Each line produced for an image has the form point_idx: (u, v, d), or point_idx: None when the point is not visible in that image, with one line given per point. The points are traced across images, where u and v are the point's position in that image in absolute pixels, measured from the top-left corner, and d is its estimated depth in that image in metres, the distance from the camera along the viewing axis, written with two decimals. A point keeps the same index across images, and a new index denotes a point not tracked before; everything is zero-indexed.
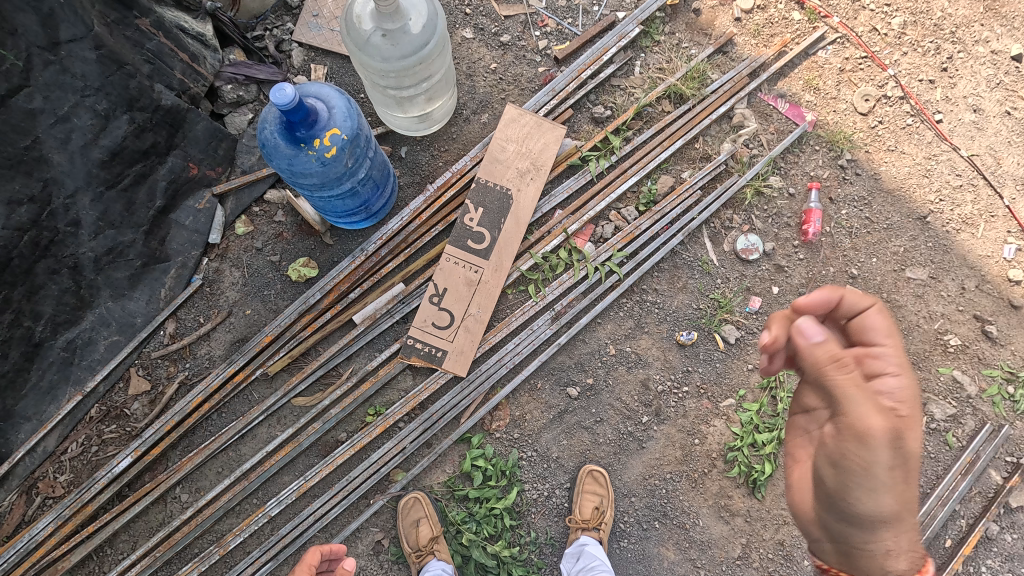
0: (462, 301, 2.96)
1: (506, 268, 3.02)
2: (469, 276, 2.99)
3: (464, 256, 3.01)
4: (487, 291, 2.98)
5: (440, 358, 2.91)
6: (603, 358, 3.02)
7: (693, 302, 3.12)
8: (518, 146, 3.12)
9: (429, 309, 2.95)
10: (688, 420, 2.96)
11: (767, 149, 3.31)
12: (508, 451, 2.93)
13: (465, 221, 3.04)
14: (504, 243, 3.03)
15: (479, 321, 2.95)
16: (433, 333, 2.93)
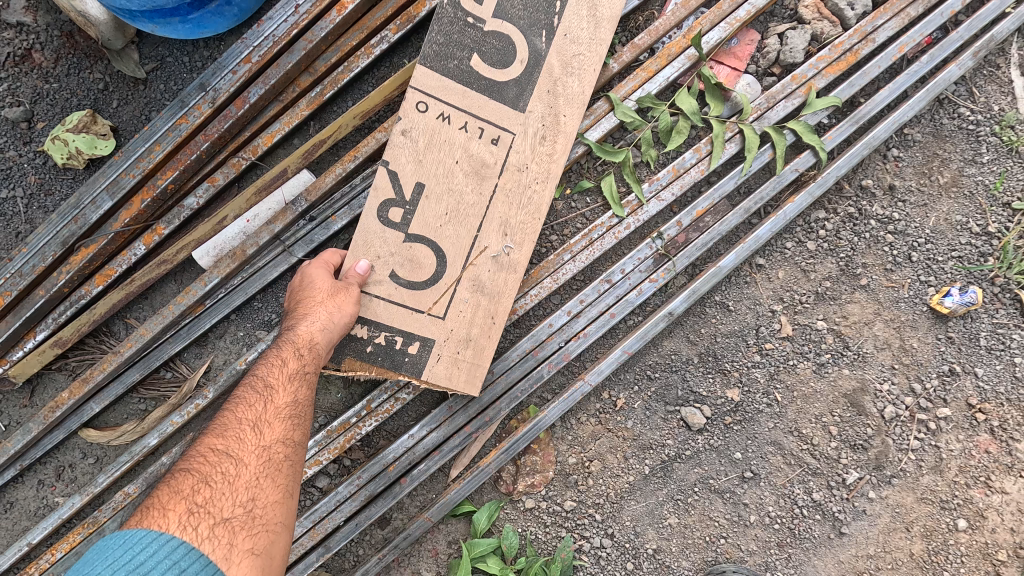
0: (461, 221, 1.15)
1: (567, 134, 1.19)
2: (478, 155, 1.15)
3: (464, 102, 1.15)
4: (527, 190, 1.16)
5: (414, 360, 1.17)
6: (762, 345, 1.36)
7: (973, 220, 1.37)
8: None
9: (380, 241, 1.15)
10: (944, 479, 1.36)
11: None
12: (553, 542, 1.37)
13: (464, 1, 1.14)
14: (562, 70, 1.17)
15: (508, 268, 1.17)
16: (393, 301, 1.15)
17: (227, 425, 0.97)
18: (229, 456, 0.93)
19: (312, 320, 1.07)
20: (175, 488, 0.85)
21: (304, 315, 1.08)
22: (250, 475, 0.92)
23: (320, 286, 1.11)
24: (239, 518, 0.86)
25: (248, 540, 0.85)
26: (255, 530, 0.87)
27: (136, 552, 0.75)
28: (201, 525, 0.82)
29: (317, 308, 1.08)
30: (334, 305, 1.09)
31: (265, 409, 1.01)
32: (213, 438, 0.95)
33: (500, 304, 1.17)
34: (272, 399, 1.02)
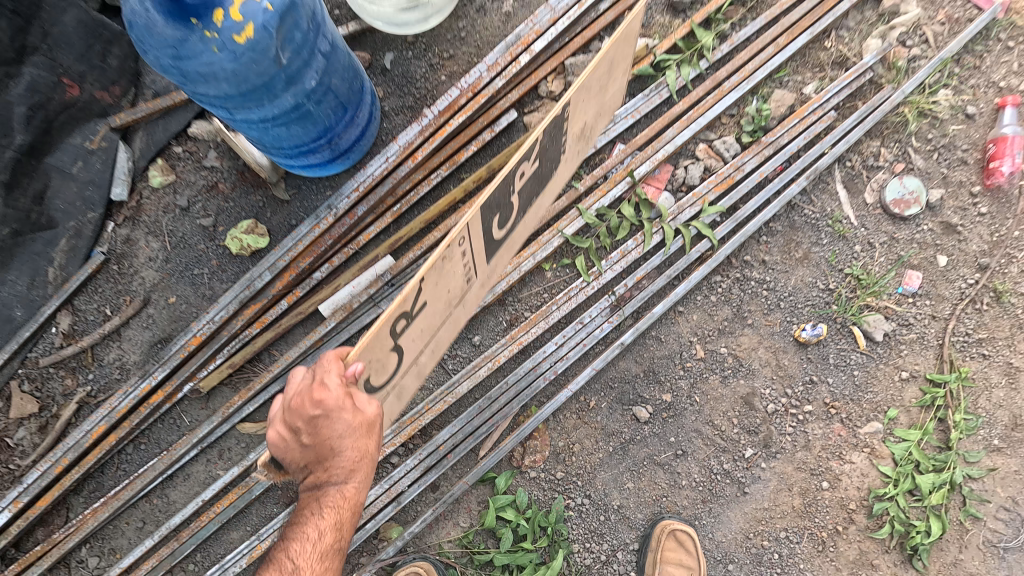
0: (424, 334, 1.44)
1: (487, 278, 1.68)
2: (455, 288, 1.48)
3: (476, 243, 1.42)
4: (457, 317, 1.60)
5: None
6: (685, 364, 2.06)
7: (819, 281, 2.11)
8: (612, 62, 1.48)
9: (382, 346, 1.26)
10: (812, 454, 2.02)
11: (936, 49, 2.19)
12: (550, 499, 2.02)
13: (516, 175, 1.39)
14: (513, 236, 1.65)
15: (417, 378, 1.59)
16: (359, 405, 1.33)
17: None
18: None
19: (359, 476, 1.33)
20: None
21: (350, 471, 1.32)
22: None
23: (352, 437, 1.27)
24: None
25: None
26: None
27: None
28: None
29: (357, 466, 1.32)
30: (366, 455, 1.32)
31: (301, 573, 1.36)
32: None
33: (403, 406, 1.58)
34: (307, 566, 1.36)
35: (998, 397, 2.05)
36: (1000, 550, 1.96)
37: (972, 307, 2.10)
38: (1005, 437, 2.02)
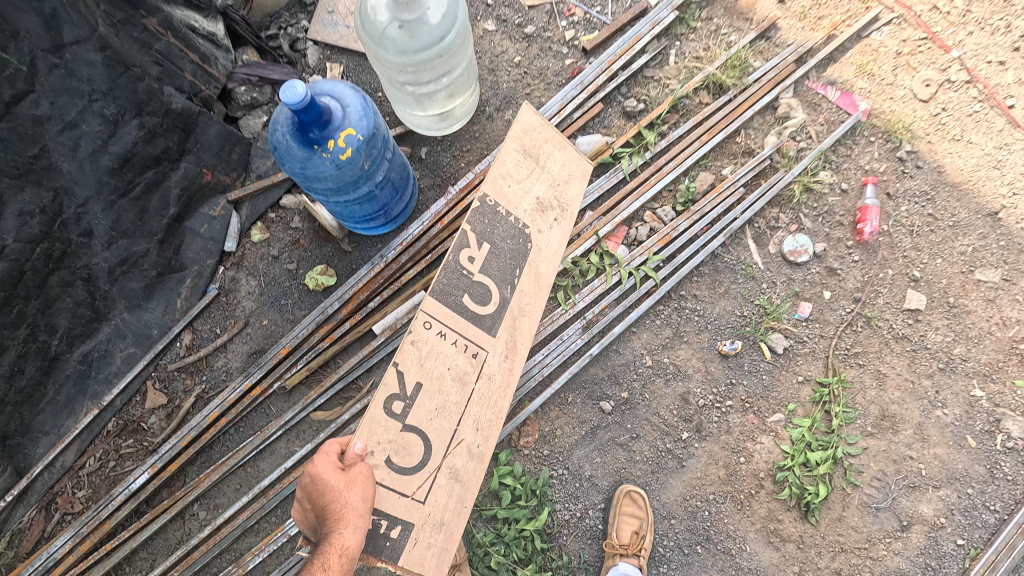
0: (448, 417, 1.86)
1: (517, 353, 2.05)
2: (462, 365, 1.90)
3: (454, 323, 1.89)
4: (492, 394, 1.98)
5: (402, 539, 1.75)
6: (638, 369, 2.81)
7: (737, 309, 2.87)
8: (526, 154, 2.08)
9: (382, 430, 1.74)
10: (732, 437, 2.73)
11: (817, 142, 3.03)
12: (538, 469, 2.73)
13: (462, 260, 1.92)
14: (519, 314, 2.04)
15: (473, 456, 1.92)
16: (386, 482, 1.73)
17: None
18: None
19: (343, 527, 1.60)
20: None
21: (338, 520, 1.63)
22: None
23: (338, 488, 1.66)
24: None
25: None
26: None
27: None
28: None
29: (344, 517, 1.62)
30: (351, 507, 1.63)
31: None
32: None
33: (465, 487, 1.89)
34: None
35: (870, 395, 2.77)
36: (874, 509, 2.64)
37: (849, 329, 2.85)
38: (876, 425, 2.73)
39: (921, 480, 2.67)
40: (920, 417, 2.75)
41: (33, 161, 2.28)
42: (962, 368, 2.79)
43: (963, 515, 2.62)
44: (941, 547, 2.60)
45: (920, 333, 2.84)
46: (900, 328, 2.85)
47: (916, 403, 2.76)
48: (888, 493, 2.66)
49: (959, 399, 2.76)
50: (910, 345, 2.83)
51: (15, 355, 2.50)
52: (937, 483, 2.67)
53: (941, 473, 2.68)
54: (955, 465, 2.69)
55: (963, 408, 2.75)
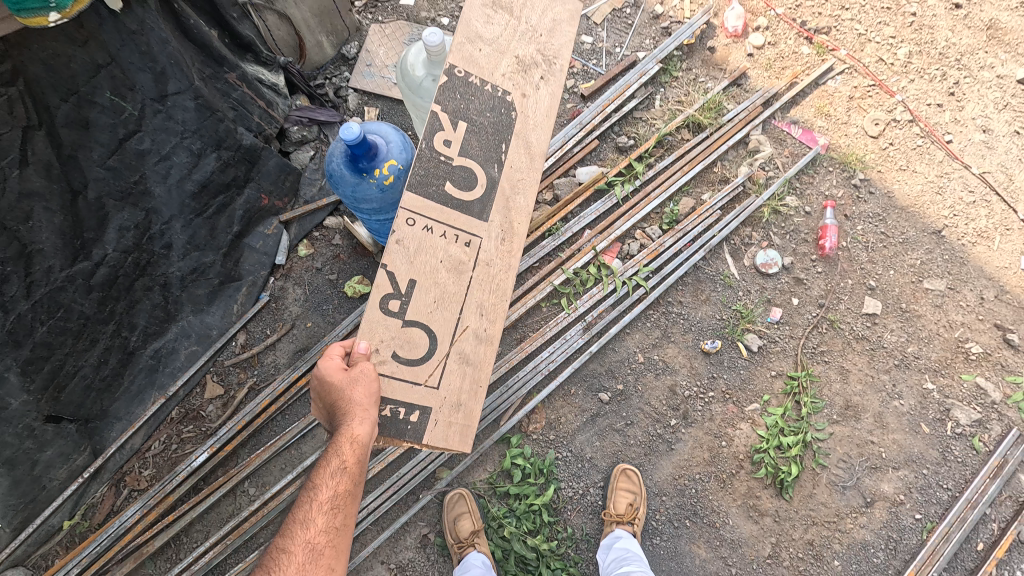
0: (448, 311, 2.11)
1: (516, 233, 2.21)
2: (456, 255, 2.12)
3: (442, 215, 2.11)
4: (492, 279, 2.16)
5: (422, 421, 2.08)
6: (632, 365, 3.23)
7: (716, 313, 3.31)
8: (495, 8, 2.22)
9: (383, 330, 2.05)
10: (715, 423, 3.12)
11: (783, 171, 3.54)
12: (545, 452, 3.12)
13: (438, 145, 2.11)
14: (511, 190, 2.20)
15: (483, 341, 2.16)
16: (396, 373, 2.05)
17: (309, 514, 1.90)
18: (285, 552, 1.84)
19: (353, 418, 1.87)
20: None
21: (348, 414, 1.89)
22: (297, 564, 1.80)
23: (345, 386, 1.93)
24: None
25: None
26: None
27: None
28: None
29: (353, 411, 1.89)
30: (358, 399, 1.91)
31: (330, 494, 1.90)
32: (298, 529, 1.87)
33: (478, 370, 2.15)
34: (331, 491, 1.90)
35: (835, 387, 3.18)
36: (841, 487, 3.00)
37: (815, 330, 3.27)
38: (841, 413, 3.13)
39: (882, 461, 3.04)
40: (880, 406, 3.13)
41: (134, 185, 2.80)
42: (916, 364, 3.20)
43: (920, 493, 2.98)
44: (902, 521, 2.95)
45: (878, 333, 3.26)
46: (860, 330, 3.27)
47: (876, 394, 3.16)
48: (853, 473, 3.03)
49: (913, 391, 3.16)
50: (869, 344, 3.25)
51: (103, 348, 2.96)
52: (897, 464, 3.04)
53: (899, 455, 3.05)
54: (911, 449, 3.06)
55: (917, 399, 3.14)
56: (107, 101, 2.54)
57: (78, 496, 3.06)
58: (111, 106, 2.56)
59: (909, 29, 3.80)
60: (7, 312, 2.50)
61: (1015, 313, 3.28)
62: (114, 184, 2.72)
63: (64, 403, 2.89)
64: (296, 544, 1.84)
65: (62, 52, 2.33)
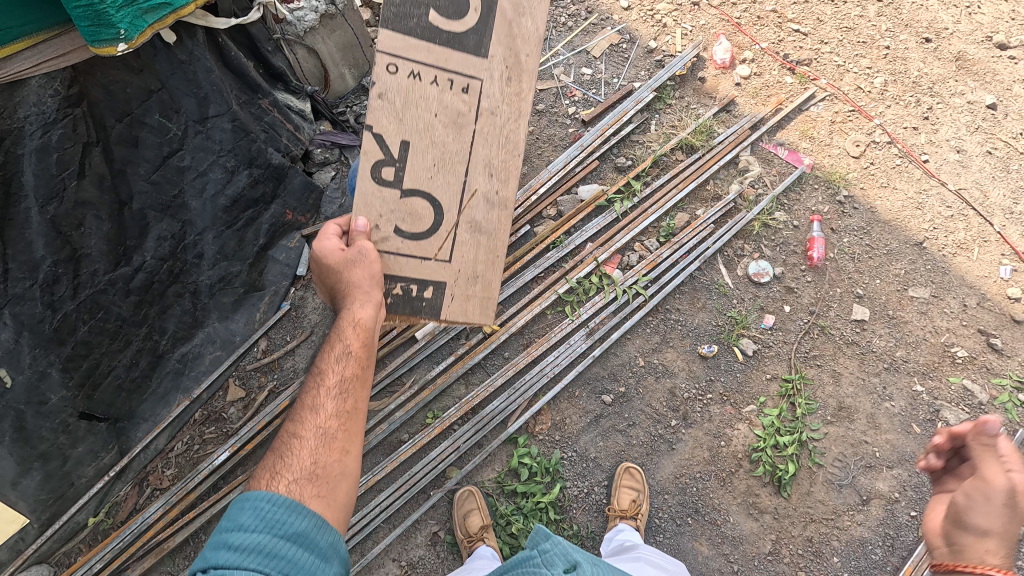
0: (452, 175, 2.05)
1: (521, 67, 2.03)
2: (453, 104, 1.99)
3: (430, 58, 1.94)
4: (499, 131, 2.05)
5: (437, 296, 2.15)
6: (633, 368, 3.40)
7: (712, 320, 3.49)
8: None
9: (380, 203, 2.02)
10: (713, 424, 3.26)
11: (771, 189, 3.79)
12: (551, 451, 3.26)
13: None
14: (513, 18, 1.99)
15: (495, 203, 2.12)
16: (403, 250, 2.08)
17: (315, 401, 1.92)
18: (295, 438, 1.85)
19: (358, 298, 1.96)
20: (263, 472, 1.80)
21: (353, 295, 1.97)
22: (308, 452, 1.81)
23: (347, 266, 1.99)
24: (304, 478, 1.75)
25: (314, 490, 1.74)
26: (316, 486, 1.75)
27: (270, 507, 1.63)
28: (305, 494, 1.72)
29: (358, 293, 1.97)
30: (361, 279, 1.98)
31: (337, 377, 1.95)
32: (305, 417, 1.89)
33: (493, 236, 2.14)
34: (338, 376, 1.95)
35: (828, 389, 3.32)
36: (837, 486, 3.11)
37: (808, 335, 3.44)
38: (834, 414, 3.26)
39: (876, 460, 3.16)
40: (872, 408, 3.27)
41: (173, 199, 3.06)
42: (905, 367, 3.35)
43: (914, 491, 3.09)
44: (897, 519, 3.05)
45: (867, 338, 3.43)
46: (850, 335, 3.44)
47: (868, 397, 3.30)
48: (848, 472, 3.14)
49: (903, 393, 3.30)
50: (860, 348, 3.41)
51: (136, 349, 3.16)
52: (890, 463, 3.15)
53: (892, 454, 3.17)
54: (903, 448, 3.18)
55: (907, 400, 3.28)
56: (156, 122, 2.83)
57: (103, 494, 3.18)
58: (158, 127, 2.85)
59: (884, 60, 4.13)
60: (55, 311, 2.73)
61: (998, 319, 3.45)
62: (156, 197, 2.98)
63: (97, 400, 3.07)
64: (307, 429, 1.86)
65: (121, 80, 2.63)
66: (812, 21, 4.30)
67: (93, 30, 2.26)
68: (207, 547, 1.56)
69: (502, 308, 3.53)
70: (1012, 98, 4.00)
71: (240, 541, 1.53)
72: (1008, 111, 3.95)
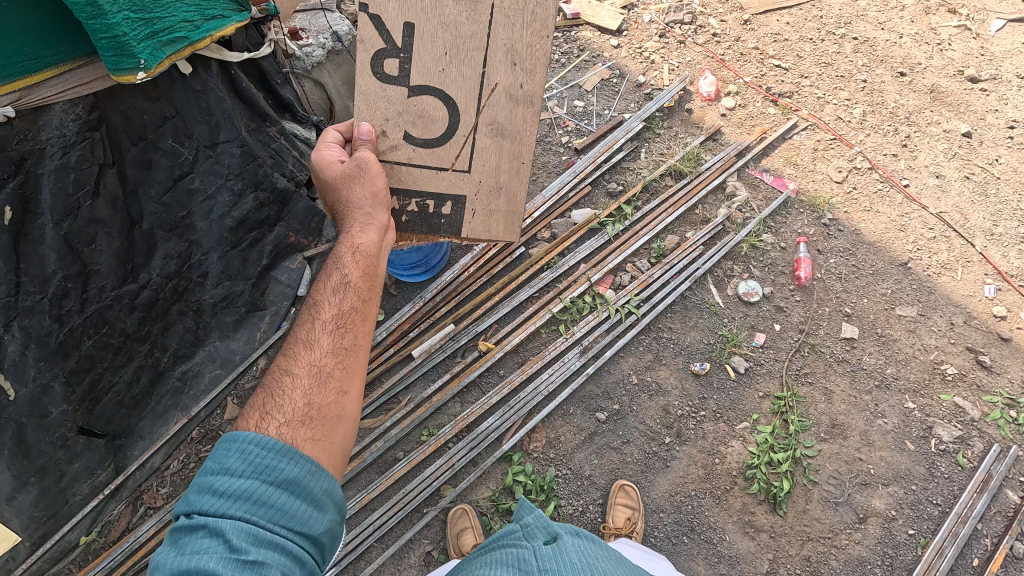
0: (466, 67, 2.07)
1: None
2: None
3: None
4: (522, 5, 2.01)
5: (456, 212, 2.32)
6: (627, 386, 3.43)
7: (704, 338, 3.56)
8: None
9: (387, 105, 2.10)
10: (707, 441, 3.27)
11: (758, 212, 3.92)
12: (545, 469, 3.25)
13: None
14: None
15: (515, 98, 2.13)
16: (416, 157, 2.19)
17: (311, 334, 1.98)
18: (288, 375, 1.89)
19: (359, 221, 2.10)
20: (255, 407, 1.84)
21: (355, 218, 2.10)
22: (303, 390, 1.85)
23: (348, 186, 2.12)
24: (298, 420, 1.78)
25: (309, 432, 1.78)
26: (309, 427, 1.79)
27: (259, 452, 1.66)
28: (298, 437, 1.75)
29: (359, 217, 2.11)
30: (361, 201, 2.11)
31: (334, 310, 2.02)
32: (300, 352, 1.95)
33: (513, 136, 2.18)
34: (336, 309, 2.02)
35: (820, 406, 3.35)
36: (833, 503, 3.09)
37: (798, 353, 3.49)
38: (828, 431, 3.27)
39: (872, 478, 3.15)
40: (865, 425, 3.28)
41: (181, 219, 3.19)
42: (895, 385, 3.38)
43: (911, 508, 3.08)
44: (896, 537, 3.03)
45: (857, 356, 3.47)
46: (840, 353, 3.49)
47: (860, 414, 3.32)
48: (844, 489, 3.13)
49: (895, 410, 3.32)
50: (850, 366, 3.45)
51: (137, 366, 3.23)
52: (886, 480, 3.14)
53: (887, 471, 3.16)
54: (898, 465, 3.18)
55: (900, 417, 3.30)
56: (169, 147, 2.99)
57: (96, 513, 3.18)
58: (170, 151, 3.01)
59: (862, 92, 4.34)
60: (62, 325, 2.83)
61: (985, 336, 3.51)
62: (165, 218, 3.11)
63: (96, 416, 3.12)
64: (302, 366, 1.91)
65: (138, 106, 2.80)
66: (792, 57, 4.55)
67: (116, 60, 2.43)
68: (194, 487, 1.61)
69: (496, 328, 3.62)
70: (986, 127, 4.18)
71: (227, 485, 1.58)
72: (983, 139, 4.13)
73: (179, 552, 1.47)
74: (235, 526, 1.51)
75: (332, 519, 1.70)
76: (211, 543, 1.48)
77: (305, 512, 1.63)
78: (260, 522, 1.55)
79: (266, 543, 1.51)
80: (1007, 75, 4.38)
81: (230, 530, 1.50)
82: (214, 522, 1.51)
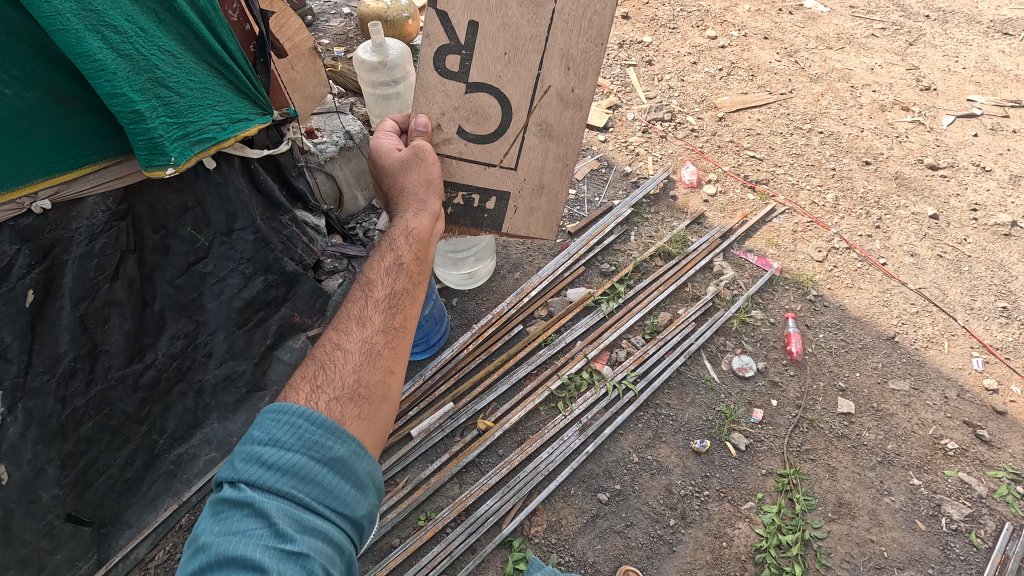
0: (523, 68, 2.19)
1: None
2: None
3: None
4: (581, 12, 2.09)
5: (499, 208, 2.47)
6: (628, 465, 3.39)
7: (702, 414, 3.57)
8: None
9: (444, 99, 2.24)
10: (713, 522, 3.18)
11: (746, 289, 4.09)
12: (547, 556, 3.11)
13: None
14: None
15: (564, 102, 2.24)
16: (467, 150, 2.33)
17: (361, 313, 2.01)
18: (338, 351, 1.91)
19: (412, 207, 2.19)
20: (304, 378, 1.85)
21: (409, 204, 2.20)
22: (353, 366, 1.86)
23: (405, 173, 2.22)
24: (346, 398, 1.79)
25: (354, 409, 1.78)
26: (357, 406, 1.80)
27: (307, 427, 1.65)
28: (346, 414, 1.76)
29: (412, 204, 2.20)
30: (415, 188, 2.22)
31: (385, 291, 2.06)
32: (349, 328, 1.97)
33: (558, 138, 2.31)
34: (385, 290, 2.06)
35: (825, 484, 3.29)
36: None
37: (797, 429, 3.49)
38: (834, 511, 3.19)
39: (885, 561, 3.03)
40: (871, 503, 3.21)
41: (191, 301, 3.32)
42: (898, 460, 3.36)
43: None
44: None
45: (856, 432, 3.47)
46: (839, 429, 3.49)
47: (866, 491, 3.26)
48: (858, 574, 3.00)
49: (901, 486, 3.27)
50: (851, 442, 3.44)
51: (133, 448, 3.21)
52: (901, 564, 3.02)
53: (901, 554, 3.05)
54: (912, 547, 3.07)
55: (907, 495, 3.24)
56: (189, 234, 3.20)
57: None
58: (189, 238, 3.21)
59: (832, 179, 4.71)
60: (64, 406, 2.85)
61: (980, 410, 3.53)
62: (177, 299, 3.25)
63: (86, 501, 3.05)
64: (353, 342, 1.92)
65: (164, 198, 3.03)
66: (765, 149, 4.97)
67: (148, 158, 2.68)
68: (239, 456, 1.59)
69: (494, 405, 3.63)
70: (951, 209, 4.49)
71: (275, 458, 1.57)
72: (949, 220, 4.42)
73: (222, 530, 1.44)
74: (280, 509, 1.48)
75: (371, 503, 1.70)
76: (255, 526, 1.44)
77: (348, 494, 1.62)
78: (306, 503, 1.53)
79: (309, 529, 1.49)
80: (963, 163, 4.79)
81: (276, 512, 1.48)
82: (260, 502, 1.48)
